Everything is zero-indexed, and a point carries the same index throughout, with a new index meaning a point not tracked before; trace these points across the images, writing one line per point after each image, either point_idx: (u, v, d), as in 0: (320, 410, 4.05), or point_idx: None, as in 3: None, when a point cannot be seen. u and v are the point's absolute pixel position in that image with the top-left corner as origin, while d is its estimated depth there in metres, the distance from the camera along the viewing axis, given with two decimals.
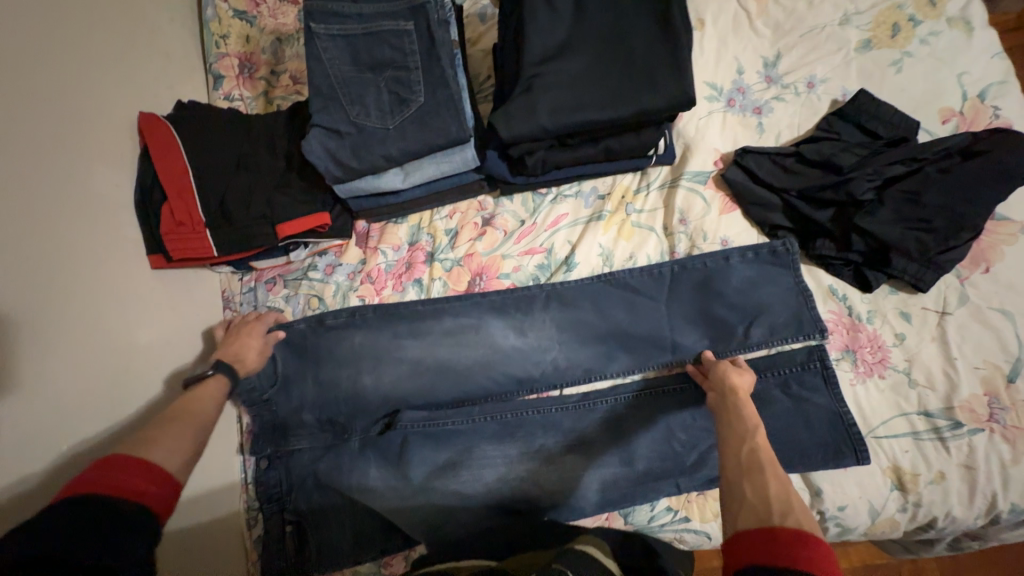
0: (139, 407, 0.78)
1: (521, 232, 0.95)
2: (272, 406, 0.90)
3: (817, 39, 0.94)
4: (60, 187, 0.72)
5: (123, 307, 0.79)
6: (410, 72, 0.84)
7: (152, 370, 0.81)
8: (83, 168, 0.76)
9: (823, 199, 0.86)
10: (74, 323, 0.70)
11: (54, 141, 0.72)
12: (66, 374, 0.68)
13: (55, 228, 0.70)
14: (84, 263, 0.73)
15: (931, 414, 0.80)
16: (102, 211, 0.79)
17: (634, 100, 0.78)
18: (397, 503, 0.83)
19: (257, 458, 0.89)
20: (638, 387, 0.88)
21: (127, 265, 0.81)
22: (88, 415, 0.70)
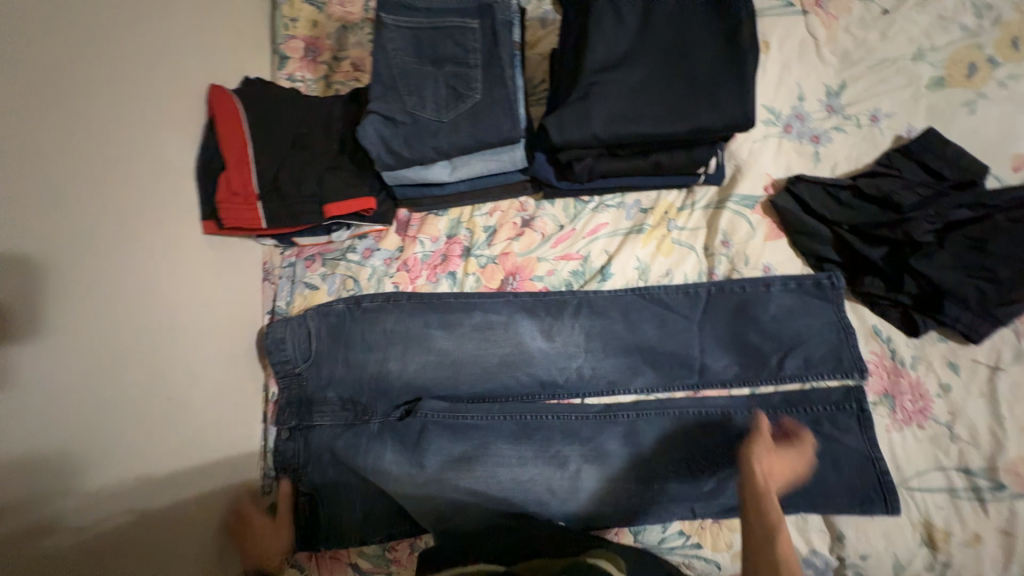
0: (171, 374, 0.81)
1: (559, 237, 0.96)
2: (299, 380, 0.92)
3: (886, 72, 0.92)
4: (123, 156, 0.76)
5: (167, 277, 0.82)
6: (470, 69, 0.85)
7: (186, 339, 0.84)
8: (149, 138, 0.80)
9: (877, 236, 0.82)
10: (116, 288, 0.73)
11: (123, 109, 0.76)
12: (103, 337, 0.71)
13: (113, 196, 0.74)
14: (137, 231, 0.77)
15: (972, 472, 0.76)
16: (163, 180, 0.82)
17: (691, 116, 0.77)
18: (410, 489, 0.84)
19: (279, 429, 0.92)
20: (661, 406, 0.87)
21: (179, 234, 0.85)
22: (123, 376, 0.73)
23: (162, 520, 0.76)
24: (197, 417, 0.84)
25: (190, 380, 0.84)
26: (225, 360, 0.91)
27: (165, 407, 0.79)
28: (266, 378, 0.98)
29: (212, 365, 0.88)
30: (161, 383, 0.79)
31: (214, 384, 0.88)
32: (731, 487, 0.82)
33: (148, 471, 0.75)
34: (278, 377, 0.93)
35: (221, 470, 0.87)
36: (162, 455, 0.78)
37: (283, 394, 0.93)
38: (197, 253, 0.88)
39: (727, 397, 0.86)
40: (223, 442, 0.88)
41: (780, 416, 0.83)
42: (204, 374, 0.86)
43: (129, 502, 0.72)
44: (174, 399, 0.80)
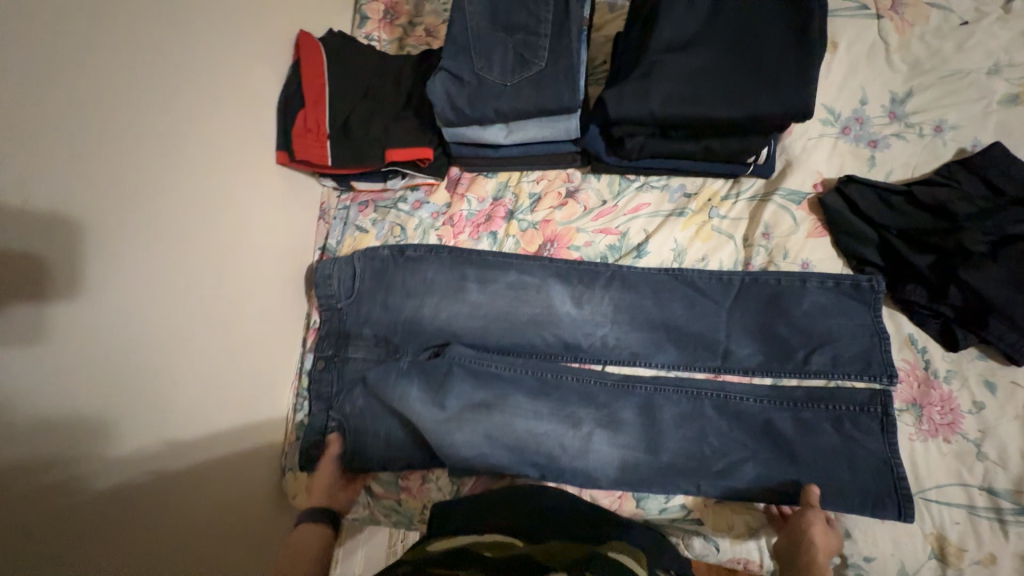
0: (210, 309, 0.85)
1: (600, 211, 0.99)
2: (340, 314, 0.99)
3: (957, 84, 0.90)
4: (181, 105, 0.79)
5: (222, 212, 0.87)
6: (538, 38, 0.89)
7: (228, 275, 0.89)
8: (209, 83, 0.84)
9: (926, 244, 0.81)
10: (151, 237, 0.75)
11: (188, 57, 0.80)
12: (147, 279, 0.74)
13: (168, 147, 0.77)
14: (193, 173, 0.81)
15: (996, 492, 0.74)
16: (220, 124, 0.86)
17: (749, 102, 0.79)
18: (429, 424, 0.87)
19: (316, 356, 0.99)
20: (680, 385, 0.88)
21: (230, 176, 0.89)
22: (165, 316, 0.77)
23: (189, 457, 0.81)
24: (217, 361, 0.86)
25: (232, 311, 0.90)
26: (273, 282, 0.98)
27: (202, 343, 0.84)
28: (309, 308, 1.06)
29: (256, 292, 0.94)
30: (200, 318, 0.83)
31: (237, 326, 0.90)
32: (742, 471, 0.82)
33: (180, 408, 0.80)
34: (321, 309, 1.00)
35: (261, 382, 0.95)
36: (193, 391, 0.82)
37: (324, 324, 1.00)
38: (247, 190, 0.92)
39: (747, 384, 0.87)
40: (264, 358, 0.96)
41: (801, 410, 0.83)
42: (249, 299, 0.93)
43: (164, 442, 0.77)
44: (216, 328, 0.86)
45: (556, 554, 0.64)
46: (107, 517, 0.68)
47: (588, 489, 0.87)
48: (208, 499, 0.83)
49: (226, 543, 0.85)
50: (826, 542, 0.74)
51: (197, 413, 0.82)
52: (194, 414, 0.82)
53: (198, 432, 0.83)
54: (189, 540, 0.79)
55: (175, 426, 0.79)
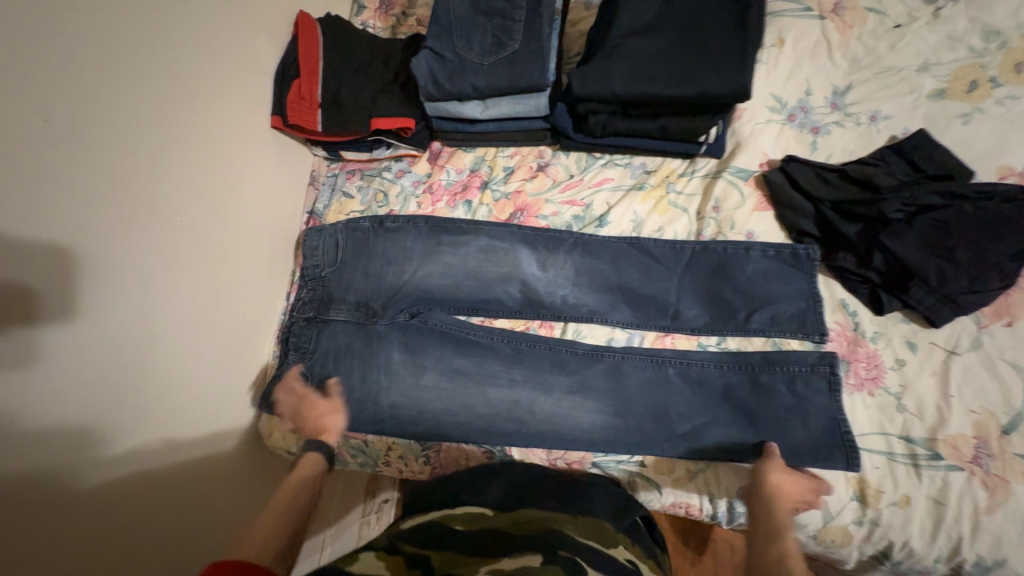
0: (198, 269, 0.91)
1: (568, 184, 1.07)
2: (323, 284, 1.05)
3: (890, 79, 1.00)
4: (152, 92, 0.82)
5: (209, 174, 0.93)
6: (513, 23, 0.99)
7: (213, 232, 0.94)
8: (181, 65, 0.87)
9: (855, 214, 0.89)
10: (129, 216, 0.79)
11: (161, 39, 0.84)
12: (132, 251, 0.80)
13: (140, 132, 0.81)
14: (172, 146, 0.86)
15: (912, 440, 0.80)
16: (195, 100, 0.90)
17: (696, 83, 0.88)
18: (406, 400, 0.95)
19: (299, 315, 1.04)
20: (640, 351, 0.93)
21: (211, 145, 0.94)
22: (154, 281, 0.83)
23: (163, 419, 0.84)
24: (193, 329, 0.90)
25: (212, 279, 0.94)
26: (259, 232, 1.05)
27: (189, 305, 0.89)
28: (295, 265, 1.14)
29: (242, 240, 1.01)
30: (189, 278, 0.89)
31: (213, 292, 0.94)
32: (685, 421, 0.88)
33: (162, 371, 0.85)
34: (307, 280, 1.06)
35: (246, 327, 1.02)
36: (177, 350, 0.87)
37: (308, 293, 1.06)
38: (227, 151, 0.98)
39: (707, 352, 0.92)
40: (250, 305, 1.03)
41: (758, 372, 0.88)
42: (234, 254, 0.99)
43: (146, 413, 0.81)
44: (207, 281, 0.93)
45: (528, 523, 0.67)
46: (88, 502, 0.72)
47: (556, 452, 0.91)
48: (193, 443, 0.89)
49: (206, 476, 0.90)
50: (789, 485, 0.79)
51: (172, 376, 0.86)
52: (172, 373, 0.86)
53: (173, 393, 0.86)
54: (174, 481, 0.84)
55: (153, 396, 0.83)
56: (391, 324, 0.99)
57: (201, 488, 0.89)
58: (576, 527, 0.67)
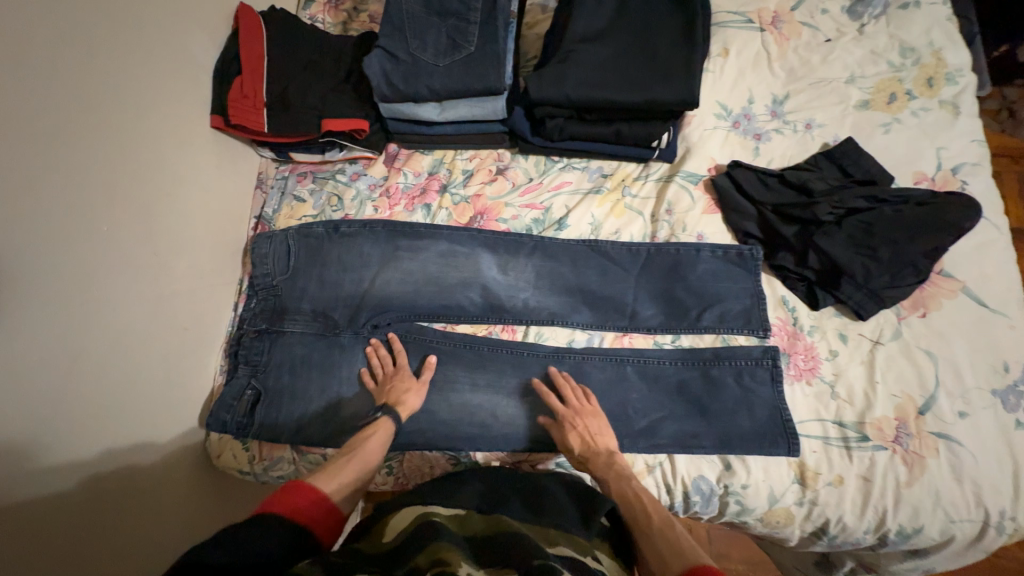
0: (130, 283, 0.84)
1: (527, 188, 1.08)
2: (276, 293, 1.01)
3: (823, 89, 1.07)
4: (73, 89, 0.74)
5: (139, 179, 0.86)
6: (469, 24, 0.98)
7: (146, 242, 0.87)
8: (107, 59, 0.80)
9: (792, 216, 0.96)
10: (53, 213, 0.72)
11: (86, 32, 0.76)
12: (52, 266, 0.72)
13: (60, 133, 0.73)
14: (97, 149, 0.78)
15: (844, 425, 0.87)
16: (124, 98, 0.83)
17: (648, 90, 0.91)
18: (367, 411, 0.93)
19: (250, 327, 0.99)
20: (600, 351, 0.96)
21: (141, 147, 0.86)
22: (81, 298, 0.76)
23: (98, 448, 0.77)
24: (129, 338, 0.83)
25: (149, 284, 0.87)
26: (199, 240, 0.98)
27: (122, 323, 0.82)
28: (242, 273, 1.08)
29: (180, 249, 0.93)
30: (120, 293, 0.82)
31: (151, 298, 0.88)
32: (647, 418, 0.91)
33: (95, 397, 0.77)
34: (257, 289, 1.02)
35: (187, 338, 0.95)
36: (110, 372, 0.80)
37: (259, 304, 1.01)
38: (160, 154, 0.90)
39: (663, 350, 0.95)
40: (191, 315, 0.96)
41: (709, 368, 0.93)
42: (173, 259, 0.92)
43: (78, 437, 0.74)
44: (141, 295, 0.86)
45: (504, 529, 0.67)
46: (24, 546, 0.64)
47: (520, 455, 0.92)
48: (132, 461, 0.82)
49: (153, 505, 0.84)
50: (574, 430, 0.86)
51: (105, 401, 0.79)
52: (105, 397, 0.79)
53: (107, 419, 0.79)
54: (117, 515, 0.78)
55: (85, 424, 0.75)
56: (356, 336, 0.98)
57: (150, 508, 0.83)
58: (547, 539, 0.67)
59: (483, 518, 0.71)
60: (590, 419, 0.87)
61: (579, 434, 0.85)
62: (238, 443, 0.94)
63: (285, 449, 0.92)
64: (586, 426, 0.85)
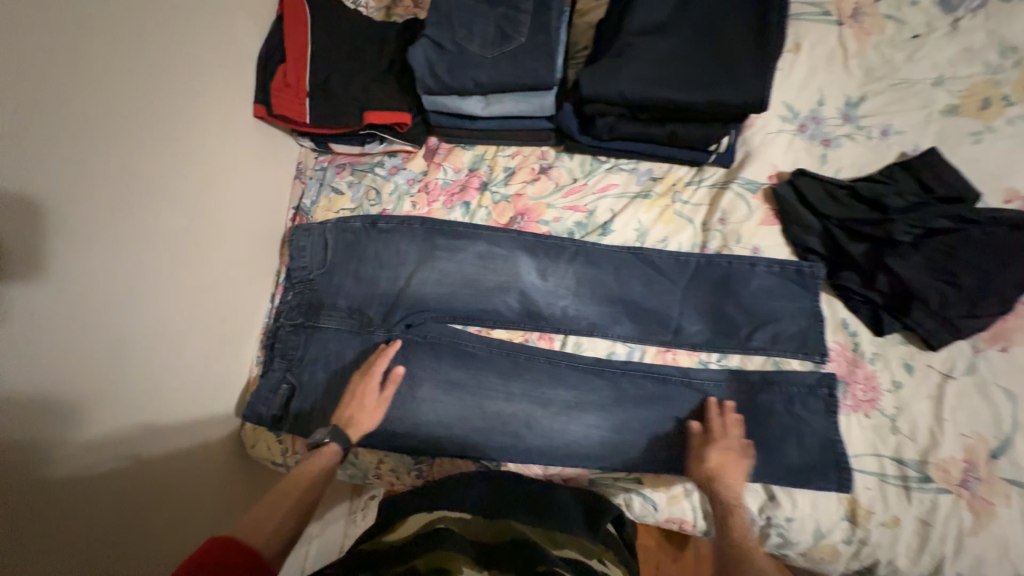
0: (171, 273, 0.84)
1: (571, 189, 1.03)
2: (312, 286, 1.01)
3: (905, 92, 0.97)
4: (114, 78, 0.74)
5: (182, 169, 0.85)
6: (519, 14, 0.92)
7: (188, 232, 0.87)
8: (151, 46, 0.79)
9: (862, 233, 0.88)
10: (97, 190, 0.72)
11: (128, 19, 0.75)
12: (94, 256, 0.72)
13: (104, 116, 0.73)
14: (139, 138, 0.78)
15: (904, 462, 0.81)
16: (166, 86, 0.81)
17: (710, 89, 0.84)
18: (400, 412, 0.93)
19: (286, 320, 0.99)
20: (640, 367, 0.92)
21: (183, 135, 0.85)
22: (122, 288, 0.76)
23: (142, 435, 0.79)
24: (172, 321, 0.84)
25: (190, 269, 0.87)
26: (239, 231, 0.97)
27: (162, 311, 0.83)
28: (279, 265, 1.07)
29: (220, 240, 0.93)
30: (161, 283, 0.82)
31: (193, 284, 0.88)
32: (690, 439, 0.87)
33: (136, 385, 0.78)
34: (294, 282, 1.02)
35: (225, 328, 0.95)
36: (152, 361, 0.81)
37: (296, 297, 1.01)
38: (203, 143, 0.89)
39: (708, 369, 0.91)
40: (230, 307, 0.96)
41: (758, 392, 0.87)
42: (214, 246, 0.92)
43: (120, 414, 0.76)
44: (181, 285, 0.86)
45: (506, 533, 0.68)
46: (64, 521, 0.67)
47: (553, 468, 0.89)
48: (170, 442, 0.83)
49: (189, 488, 0.85)
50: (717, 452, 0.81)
51: (146, 390, 0.80)
52: (147, 386, 0.80)
53: (148, 407, 0.80)
54: (157, 500, 0.80)
55: (127, 412, 0.77)
56: (389, 335, 0.96)
57: (183, 490, 0.84)
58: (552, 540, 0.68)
59: (488, 520, 0.71)
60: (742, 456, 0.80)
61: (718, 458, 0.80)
62: (272, 435, 0.95)
63: None
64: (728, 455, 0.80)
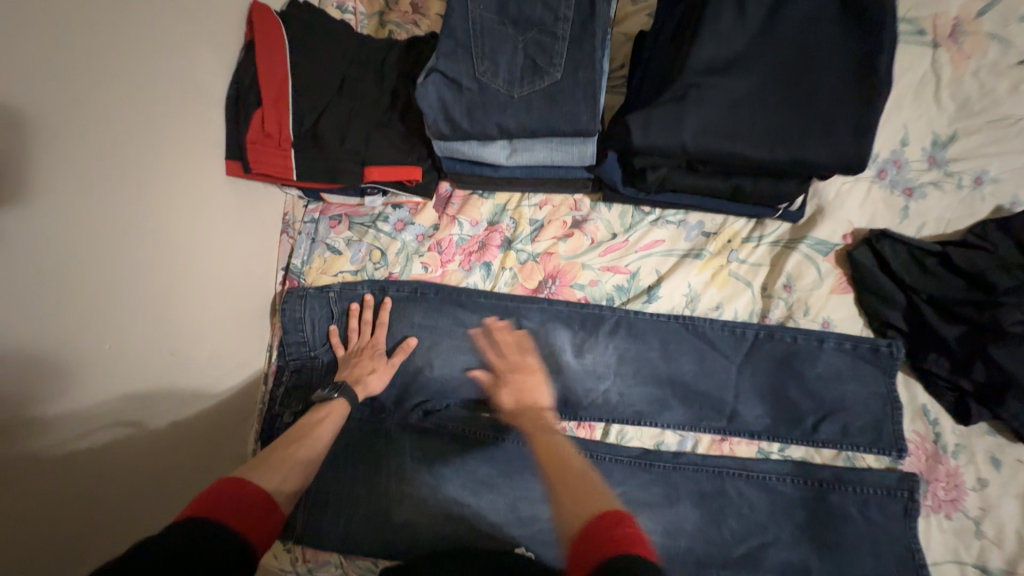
0: (137, 351, 0.68)
1: (609, 246, 0.88)
2: (313, 365, 0.88)
3: (1005, 131, 0.82)
4: (44, 120, 0.54)
5: (152, 221, 0.69)
6: (556, 41, 0.74)
7: (196, 288, 0.77)
8: (85, 73, 0.59)
9: (956, 313, 0.77)
10: (126, 227, 0.65)
11: (74, 52, 0.57)
12: (65, 338, 0.58)
13: (132, 143, 0.65)
14: (86, 194, 0.60)
15: (989, 571, 0.73)
16: (109, 120, 0.62)
17: (797, 145, 0.68)
18: (422, 515, 0.82)
19: (283, 410, 0.85)
20: (693, 460, 0.82)
21: (139, 179, 0.66)
22: (84, 381, 0.61)
23: (116, 544, 0.66)
24: (189, 376, 0.77)
25: (205, 320, 0.79)
26: (215, 287, 0.81)
27: (181, 362, 0.76)
28: (271, 339, 0.92)
29: (228, 298, 0.84)
30: (138, 360, 0.68)
31: (206, 345, 0.80)
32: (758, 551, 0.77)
33: (147, 453, 0.71)
34: (290, 360, 0.88)
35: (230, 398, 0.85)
36: (162, 432, 0.73)
37: (292, 377, 0.87)
38: (185, 184, 0.74)
39: (770, 462, 0.81)
40: (232, 379, 0.86)
41: (827, 492, 0.79)
42: (228, 303, 0.84)
43: (137, 469, 0.69)
44: (153, 363, 0.71)
45: None
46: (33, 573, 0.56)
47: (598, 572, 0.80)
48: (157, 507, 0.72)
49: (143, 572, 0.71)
50: (519, 386, 0.82)
51: (117, 493, 0.66)
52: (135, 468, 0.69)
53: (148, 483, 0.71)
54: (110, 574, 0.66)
55: (102, 514, 0.65)
56: (404, 424, 0.86)
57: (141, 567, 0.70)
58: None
59: None
60: (526, 375, 0.82)
61: (512, 390, 0.82)
62: (277, 542, 0.82)
63: (331, 552, 0.81)
64: (525, 382, 0.82)
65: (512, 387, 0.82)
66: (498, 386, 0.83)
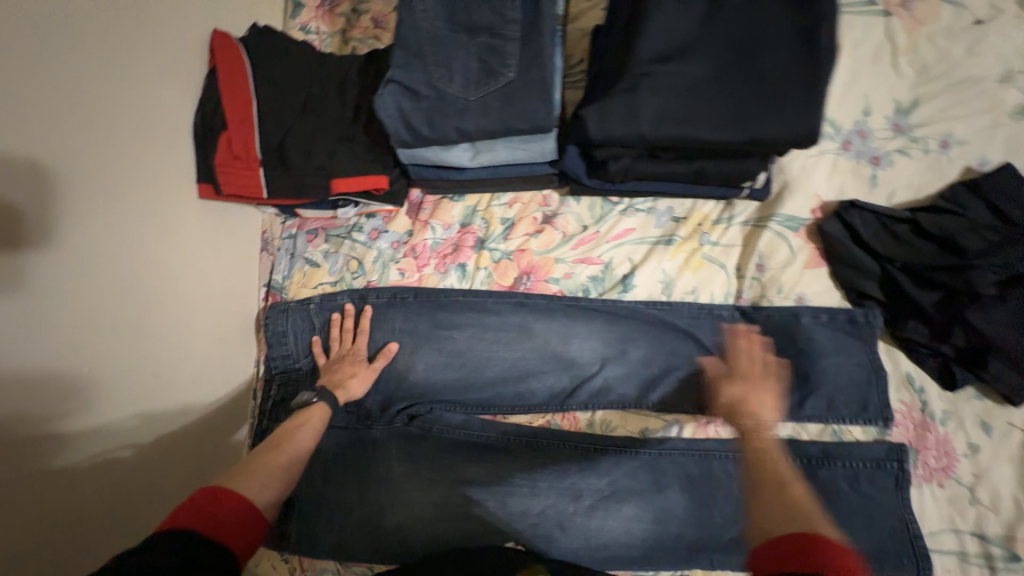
0: (120, 370, 0.70)
1: (581, 239, 0.88)
2: (297, 377, 0.89)
3: (966, 93, 0.82)
4: (11, 158, 0.57)
5: (131, 240, 0.72)
6: (505, 43, 0.75)
7: (182, 308, 0.80)
8: (56, 107, 0.62)
9: (931, 280, 0.76)
10: (106, 250, 0.68)
11: (39, 93, 0.61)
12: (50, 361, 0.61)
13: (105, 168, 0.69)
14: (53, 221, 0.62)
15: (987, 538, 0.71)
16: (78, 150, 0.65)
17: (753, 124, 0.68)
18: (414, 518, 0.82)
19: (270, 424, 0.86)
20: (679, 445, 0.81)
21: (106, 201, 0.69)
22: (73, 398, 0.64)
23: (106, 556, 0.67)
24: (181, 393, 0.80)
25: (194, 338, 0.82)
26: (200, 304, 0.83)
27: (173, 379, 0.78)
28: (256, 355, 0.93)
29: (216, 314, 0.86)
30: (128, 379, 0.71)
31: (193, 364, 0.82)
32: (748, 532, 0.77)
33: (140, 467, 0.73)
34: (275, 372, 0.89)
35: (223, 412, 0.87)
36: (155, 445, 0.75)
37: (279, 390, 0.89)
38: (163, 205, 0.77)
39: None
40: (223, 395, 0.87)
41: (817, 468, 0.78)
42: (216, 321, 0.86)
43: (131, 482, 0.71)
44: (144, 379, 0.74)
45: None
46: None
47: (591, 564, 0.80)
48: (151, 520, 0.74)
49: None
50: (759, 395, 0.72)
51: (109, 499, 0.68)
52: (129, 481, 0.71)
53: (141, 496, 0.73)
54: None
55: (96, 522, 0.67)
56: (389, 429, 0.87)
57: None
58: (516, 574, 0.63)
59: None
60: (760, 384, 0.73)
61: (740, 387, 0.73)
62: (274, 553, 0.83)
63: (327, 561, 0.82)
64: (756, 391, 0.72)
65: (746, 389, 0.73)
66: (722, 379, 0.75)
